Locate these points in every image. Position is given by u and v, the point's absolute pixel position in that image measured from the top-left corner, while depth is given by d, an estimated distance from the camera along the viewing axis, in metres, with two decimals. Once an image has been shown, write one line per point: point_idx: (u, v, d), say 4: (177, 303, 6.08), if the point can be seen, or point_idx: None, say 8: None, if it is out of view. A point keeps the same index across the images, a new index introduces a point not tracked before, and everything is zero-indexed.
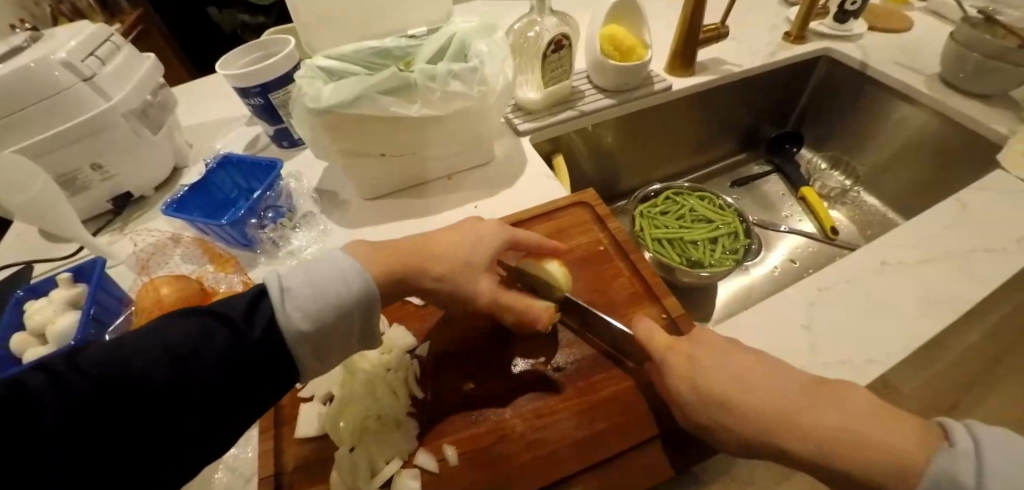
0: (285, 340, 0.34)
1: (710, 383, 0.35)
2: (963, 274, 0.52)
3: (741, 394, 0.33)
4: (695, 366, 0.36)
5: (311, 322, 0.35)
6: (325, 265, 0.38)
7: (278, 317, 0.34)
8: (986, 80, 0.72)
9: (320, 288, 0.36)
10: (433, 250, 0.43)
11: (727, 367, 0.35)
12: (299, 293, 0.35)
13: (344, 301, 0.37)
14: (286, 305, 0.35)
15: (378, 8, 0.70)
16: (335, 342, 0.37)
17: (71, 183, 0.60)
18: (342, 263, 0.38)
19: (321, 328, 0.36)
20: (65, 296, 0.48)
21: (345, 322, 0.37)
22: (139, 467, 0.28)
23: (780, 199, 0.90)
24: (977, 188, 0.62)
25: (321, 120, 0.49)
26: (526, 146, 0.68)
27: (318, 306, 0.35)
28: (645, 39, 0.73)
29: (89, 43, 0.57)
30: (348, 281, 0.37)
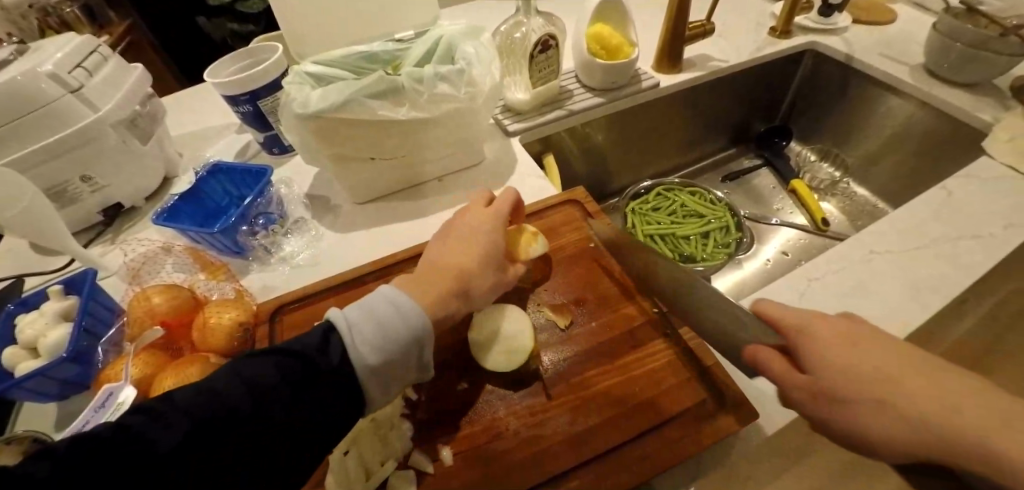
0: (358, 376, 0.34)
1: (857, 377, 0.27)
2: (950, 262, 0.53)
3: (901, 392, 0.25)
4: (821, 349, 0.28)
5: (378, 356, 0.35)
6: (386, 299, 0.37)
7: (348, 354, 0.34)
8: (969, 69, 0.73)
9: (386, 323, 0.36)
10: (467, 258, 0.43)
11: (879, 361, 0.27)
12: (363, 329, 0.35)
13: (411, 337, 0.36)
14: (353, 340, 0.34)
15: (364, 13, 0.70)
16: (397, 377, 0.37)
17: (61, 195, 0.59)
18: (401, 297, 0.38)
19: (387, 361, 0.35)
20: (57, 309, 0.47)
21: (408, 360, 0.36)
22: (144, 463, 0.26)
23: (771, 192, 0.91)
24: (964, 176, 0.63)
25: (310, 124, 0.49)
26: (516, 146, 0.69)
27: (385, 341, 0.35)
28: (631, 37, 0.74)
29: (76, 54, 0.57)
30: (408, 318, 0.37)
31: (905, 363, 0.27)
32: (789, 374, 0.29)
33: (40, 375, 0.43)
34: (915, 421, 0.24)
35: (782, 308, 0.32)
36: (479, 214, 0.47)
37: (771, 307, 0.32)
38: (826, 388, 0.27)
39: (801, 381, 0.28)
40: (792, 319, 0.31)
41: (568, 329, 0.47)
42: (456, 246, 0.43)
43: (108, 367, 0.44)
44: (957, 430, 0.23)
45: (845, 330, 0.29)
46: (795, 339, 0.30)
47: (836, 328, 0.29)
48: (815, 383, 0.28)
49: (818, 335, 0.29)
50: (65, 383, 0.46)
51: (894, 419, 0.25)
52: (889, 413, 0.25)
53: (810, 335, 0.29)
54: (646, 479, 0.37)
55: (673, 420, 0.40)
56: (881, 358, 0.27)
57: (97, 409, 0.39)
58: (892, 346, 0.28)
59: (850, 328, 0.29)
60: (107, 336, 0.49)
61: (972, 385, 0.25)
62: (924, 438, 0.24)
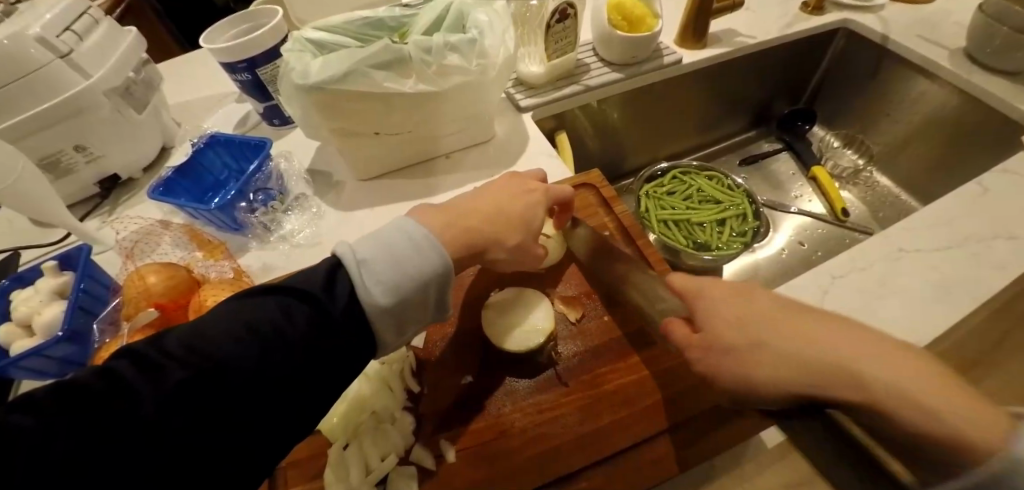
0: (367, 315, 0.31)
1: (731, 323, 0.29)
2: (983, 262, 0.50)
3: (770, 333, 0.27)
4: (710, 307, 0.31)
5: (389, 296, 0.32)
6: (402, 235, 0.34)
7: (357, 292, 0.31)
8: (1014, 56, 0.68)
9: (403, 261, 0.33)
10: (506, 213, 0.40)
11: (758, 311, 0.28)
12: (374, 265, 0.32)
13: (428, 277, 0.34)
14: (363, 277, 0.32)
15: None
16: (412, 319, 0.34)
17: (54, 165, 0.57)
18: (420, 234, 0.35)
19: (400, 303, 0.33)
20: (51, 286, 0.46)
21: (425, 299, 0.34)
22: (153, 417, 0.24)
23: (790, 179, 0.87)
24: (1001, 171, 0.59)
25: (310, 96, 0.46)
26: (527, 123, 0.65)
27: (398, 280, 0.32)
28: (654, 9, 0.69)
29: (65, 17, 0.54)
30: (427, 258, 0.34)
31: (778, 309, 0.28)
32: (688, 338, 0.31)
33: (36, 354, 0.42)
34: (771, 351, 0.26)
35: (689, 277, 0.35)
36: (524, 181, 0.43)
37: (680, 277, 0.35)
38: (708, 342, 0.29)
39: (692, 340, 0.30)
40: (695, 286, 0.33)
41: (582, 321, 0.45)
42: (494, 195, 0.41)
43: (105, 348, 0.43)
44: (809, 358, 0.24)
45: (735, 290, 0.31)
46: (693, 303, 0.32)
47: (726, 290, 0.31)
48: (702, 339, 0.30)
49: (707, 296, 0.32)
50: (64, 362, 0.45)
51: (760, 359, 0.26)
52: (759, 352, 0.26)
53: (706, 297, 0.32)
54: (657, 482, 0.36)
55: (685, 424, 0.38)
56: (759, 308, 0.28)
57: None
58: (778, 301, 0.29)
59: (741, 287, 0.31)
60: (104, 315, 0.48)
61: (834, 321, 0.26)
62: (784, 371, 0.25)
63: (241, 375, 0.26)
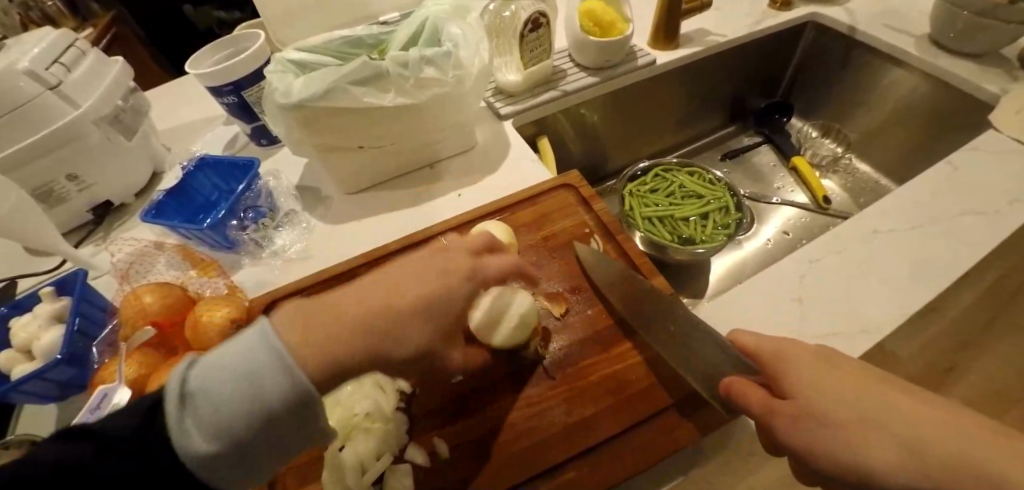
0: (189, 468, 0.26)
1: (832, 398, 0.28)
2: (955, 238, 0.52)
3: (874, 412, 0.27)
4: (798, 374, 0.30)
5: (217, 443, 0.27)
6: (247, 351, 0.28)
7: (173, 436, 0.26)
8: (975, 40, 0.70)
9: (234, 394, 0.27)
10: (383, 311, 0.31)
11: (855, 388, 0.28)
12: (199, 408, 0.26)
13: (267, 411, 0.27)
14: (183, 422, 0.26)
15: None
16: (267, 450, 0.28)
17: (47, 195, 0.58)
18: (259, 353, 0.28)
19: (234, 449, 0.27)
20: (49, 311, 0.47)
21: (268, 435, 0.28)
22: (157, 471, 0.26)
23: (771, 171, 0.89)
24: (970, 150, 0.61)
25: (293, 114, 0.48)
26: (508, 130, 0.67)
27: (219, 425, 0.26)
28: (625, 13, 0.71)
29: (53, 50, 0.55)
30: (263, 388, 0.27)
31: (872, 384, 0.29)
32: (769, 403, 0.30)
33: (35, 377, 0.43)
34: (890, 437, 0.25)
35: (760, 339, 0.35)
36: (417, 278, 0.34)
37: (751, 337, 0.35)
38: (803, 409, 0.28)
39: (780, 404, 0.29)
40: (771, 351, 0.33)
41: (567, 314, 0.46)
42: (404, 294, 0.32)
43: (103, 368, 0.44)
44: (927, 445, 0.24)
45: (818, 357, 0.31)
46: (773, 366, 0.32)
47: (809, 357, 0.32)
48: (792, 405, 0.29)
49: (790, 363, 0.32)
50: (63, 384, 0.46)
51: (876, 440, 0.26)
52: (869, 429, 0.26)
53: (790, 362, 0.32)
54: (644, 468, 0.37)
55: (667, 410, 0.40)
56: (851, 382, 0.29)
57: (93, 410, 0.38)
58: (862, 376, 0.30)
59: (823, 355, 0.31)
60: (101, 337, 0.49)
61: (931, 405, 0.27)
62: (901, 454, 0.25)
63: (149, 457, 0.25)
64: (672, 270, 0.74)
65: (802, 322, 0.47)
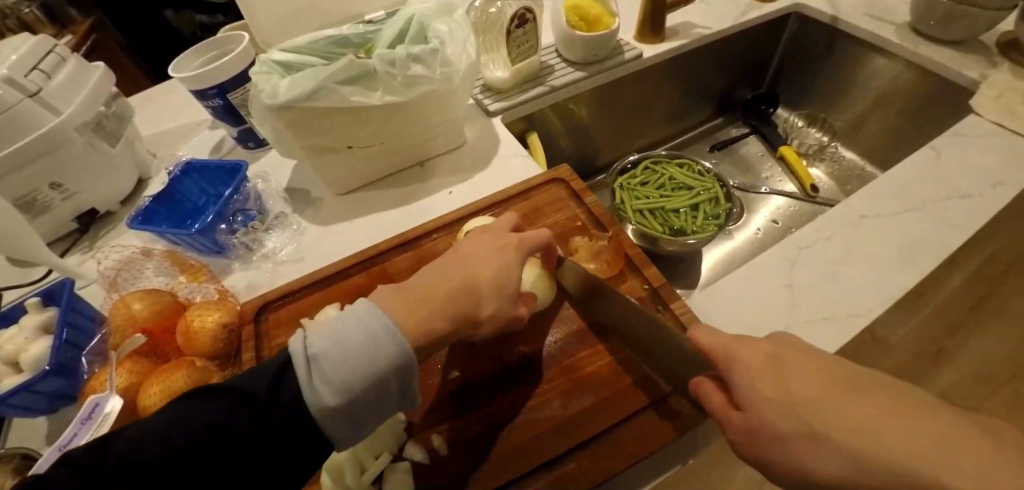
0: (312, 415, 0.29)
1: (777, 407, 0.24)
2: (941, 221, 0.53)
3: (823, 421, 0.22)
4: (743, 380, 0.26)
5: (338, 396, 0.29)
6: (353, 320, 0.31)
7: (303, 396, 0.29)
8: (955, 26, 0.72)
9: (352, 357, 0.29)
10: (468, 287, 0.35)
11: (801, 387, 0.24)
12: (322, 365, 0.29)
13: (380, 373, 0.30)
14: (310, 379, 0.29)
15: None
16: (370, 417, 0.31)
17: (31, 205, 0.57)
18: (368, 316, 0.31)
19: (349, 404, 0.29)
20: (36, 322, 0.46)
21: (385, 392, 0.30)
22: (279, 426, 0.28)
23: (759, 161, 0.90)
24: (953, 134, 0.63)
25: (281, 116, 0.47)
26: (498, 127, 0.67)
27: (346, 380, 0.29)
28: (611, 8, 0.72)
29: (31, 57, 0.54)
30: (377, 353, 0.30)
31: (833, 389, 0.23)
32: (728, 410, 0.28)
33: (25, 390, 0.42)
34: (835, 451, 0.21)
35: (714, 331, 0.30)
36: (489, 240, 0.39)
37: (703, 333, 0.30)
38: (750, 419, 0.25)
39: (732, 421, 0.27)
40: (720, 344, 0.29)
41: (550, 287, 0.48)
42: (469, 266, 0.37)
43: (94, 377, 0.43)
44: (854, 452, 0.21)
45: (765, 354, 0.27)
46: (722, 369, 0.28)
47: (756, 356, 0.27)
48: (744, 418, 0.26)
49: (736, 362, 0.27)
50: (52, 396, 0.45)
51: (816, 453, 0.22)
52: (807, 445, 0.23)
53: (736, 365, 0.27)
54: (645, 455, 0.38)
55: (667, 399, 0.40)
56: (794, 380, 0.25)
57: (84, 421, 0.36)
58: (823, 375, 0.24)
59: (774, 351, 0.26)
60: (91, 347, 0.48)
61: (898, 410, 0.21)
62: (848, 471, 0.21)
63: (231, 422, 0.28)
64: (665, 261, 0.74)
65: (794, 306, 0.48)
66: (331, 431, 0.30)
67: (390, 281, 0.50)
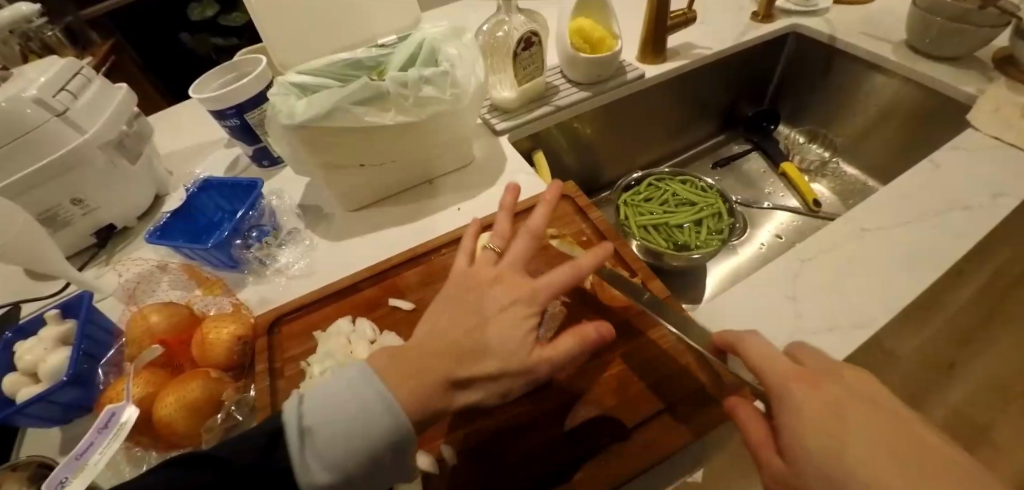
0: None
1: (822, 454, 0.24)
2: (944, 234, 0.54)
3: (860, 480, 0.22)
4: (794, 417, 0.26)
5: (329, 470, 0.32)
6: (349, 395, 0.33)
7: (295, 469, 0.31)
8: (950, 43, 0.73)
9: (348, 433, 0.32)
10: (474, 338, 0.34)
11: (860, 440, 0.24)
12: (316, 439, 0.32)
13: (371, 448, 0.32)
14: (303, 453, 0.32)
15: (352, 12, 0.70)
16: (366, 485, 0.33)
17: (52, 219, 0.59)
18: (360, 390, 0.33)
19: (342, 477, 0.32)
20: (55, 334, 0.47)
21: (377, 465, 0.33)
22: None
23: (762, 177, 0.91)
24: (952, 148, 0.64)
25: (297, 135, 0.49)
26: (504, 145, 0.69)
27: (337, 456, 0.32)
28: (613, 30, 0.74)
29: (59, 79, 0.57)
30: (374, 427, 0.32)
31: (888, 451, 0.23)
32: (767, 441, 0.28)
33: (41, 399, 0.43)
34: None
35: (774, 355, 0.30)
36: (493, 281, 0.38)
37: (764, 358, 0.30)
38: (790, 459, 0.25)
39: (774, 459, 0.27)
40: (776, 375, 0.29)
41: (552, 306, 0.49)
42: (472, 317, 0.36)
43: (111, 387, 0.44)
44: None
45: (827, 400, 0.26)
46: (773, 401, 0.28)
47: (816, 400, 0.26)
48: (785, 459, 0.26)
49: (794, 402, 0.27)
50: (68, 406, 0.46)
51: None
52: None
53: (795, 408, 0.26)
54: (652, 464, 0.38)
55: (671, 407, 0.41)
56: (853, 427, 0.24)
57: (101, 429, 0.37)
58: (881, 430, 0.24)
59: (838, 397, 0.26)
60: (107, 358, 0.49)
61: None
62: None
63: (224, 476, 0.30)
64: (670, 276, 0.75)
65: (798, 318, 0.48)
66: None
67: (400, 294, 0.51)
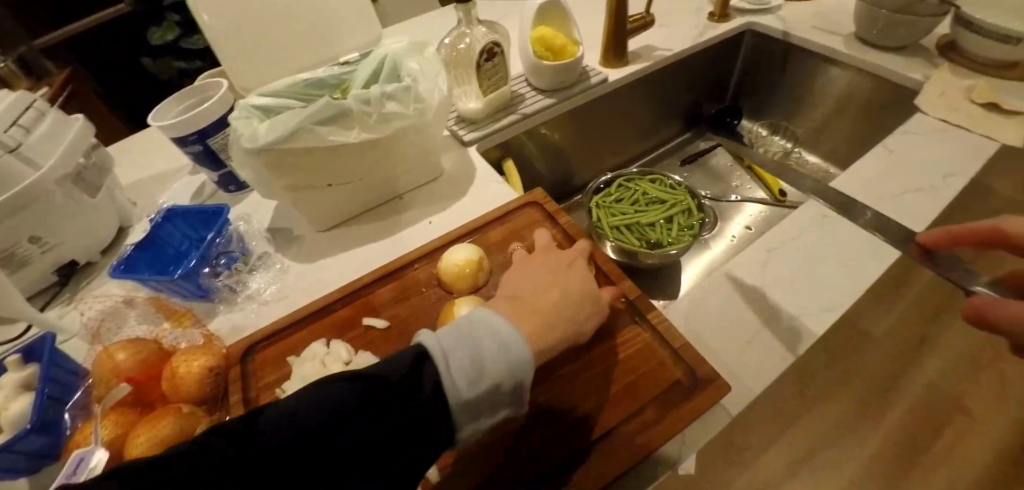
0: (448, 409, 0.30)
1: None
2: (901, 217, 0.56)
3: None
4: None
5: (473, 389, 0.30)
6: (489, 332, 0.32)
7: (444, 387, 0.29)
8: (896, 33, 0.77)
9: (483, 356, 0.31)
10: (566, 291, 0.38)
11: None
12: (460, 358, 0.30)
13: (517, 376, 0.32)
14: (449, 370, 0.30)
15: (333, 14, 0.72)
16: (489, 414, 0.32)
17: (10, 260, 0.56)
18: (505, 330, 0.33)
19: (482, 396, 0.31)
20: (16, 380, 0.45)
21: (507, 392, 0.32)
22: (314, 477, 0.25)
23: (730, 170, 0.94)
24: (903, 134, 0.67)
25: (260, 158, 0.48)
26: (473, 155, 0.69)
27: (478, 374, 0.30)
28: (574, 37, 0.76)
29: (10, 114, 0.55)
30: (511, 346, 0.32)
31: None
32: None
33: (5, 450, 0.41)
34: None
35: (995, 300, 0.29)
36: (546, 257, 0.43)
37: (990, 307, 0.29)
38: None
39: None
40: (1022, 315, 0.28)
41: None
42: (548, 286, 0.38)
43: (79, 431, 0.43)
44: None
45: None
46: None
47: None
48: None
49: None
50: (33, 455, 0.44)
51: None
52: None
53: None
54: (632, 465, 0.38)
55: (646, 407, 0.41)
56: None
57: (69, 477, 0.35)
58: None
59: None
60: (74, 401, 0.47)
61: None
62: None
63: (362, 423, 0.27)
64: (647, 274, 0.76)
65: (768, 308, 0.49)
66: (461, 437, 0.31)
67: (374, 312, 0.51)
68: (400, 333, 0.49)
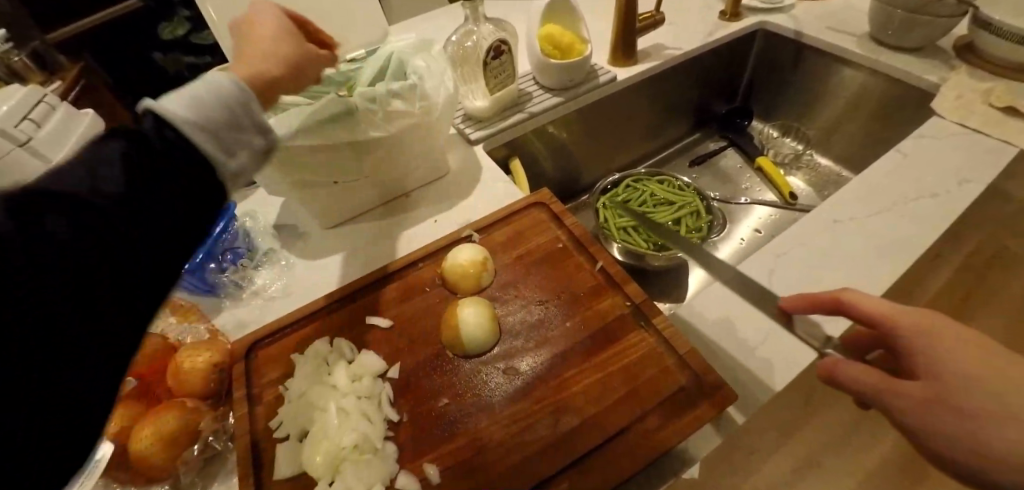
0: (183, 135, 0.30)
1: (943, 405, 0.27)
2: (914, 222, 0.55)
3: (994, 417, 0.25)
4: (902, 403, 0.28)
5: (197, 116, 0.31)
6: (208, 88, 0.32)
7: (161, 119, 0.29)
8: (912, 34, 0.75)
9: (203, 99, 0.31)
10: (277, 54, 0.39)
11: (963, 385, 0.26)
12: (170, 101, 0.30)
13: (250, 109, 0.34)
14: (166, 110, 0.30)
15: (321, 17, 0.71)
16: (235, 141, 0.33)
17: None
18: (227, 79, 0.34)
19: (212, 129, 0.31)
20: None
21: (237, 120, 0.33)
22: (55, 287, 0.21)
23: (739, 172, 0.93)
24: (917, 137, 0.65)
25: (266, 155, 0.49)
26: (480, 154, 0.69)
27: (205, 104, 0.31)
28: (583, 35, 0.75)
29: (20, 108, 0.55)
30: (224, 88, 0.33)
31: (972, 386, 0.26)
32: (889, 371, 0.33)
33: None
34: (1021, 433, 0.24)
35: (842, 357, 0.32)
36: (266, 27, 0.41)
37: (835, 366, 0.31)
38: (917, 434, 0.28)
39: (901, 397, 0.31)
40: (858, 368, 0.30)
41: (526, 312, 0.50)
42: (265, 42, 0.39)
43: None
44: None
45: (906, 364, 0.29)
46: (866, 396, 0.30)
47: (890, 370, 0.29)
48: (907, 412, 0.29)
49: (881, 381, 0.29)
50: None
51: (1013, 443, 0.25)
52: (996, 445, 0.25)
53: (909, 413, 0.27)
54: (634, 472, 0.38)
55: (649, 414, 0.41)
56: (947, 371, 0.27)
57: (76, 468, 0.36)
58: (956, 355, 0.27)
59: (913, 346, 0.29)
60: None
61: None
62: None
63: (87, 267, 0.22)
64: (654, 276, 0.75)
65: None
66: (232, 195, 0.33)
67: (378, 311, 0.51)
68: (404, 332, 0.49)
